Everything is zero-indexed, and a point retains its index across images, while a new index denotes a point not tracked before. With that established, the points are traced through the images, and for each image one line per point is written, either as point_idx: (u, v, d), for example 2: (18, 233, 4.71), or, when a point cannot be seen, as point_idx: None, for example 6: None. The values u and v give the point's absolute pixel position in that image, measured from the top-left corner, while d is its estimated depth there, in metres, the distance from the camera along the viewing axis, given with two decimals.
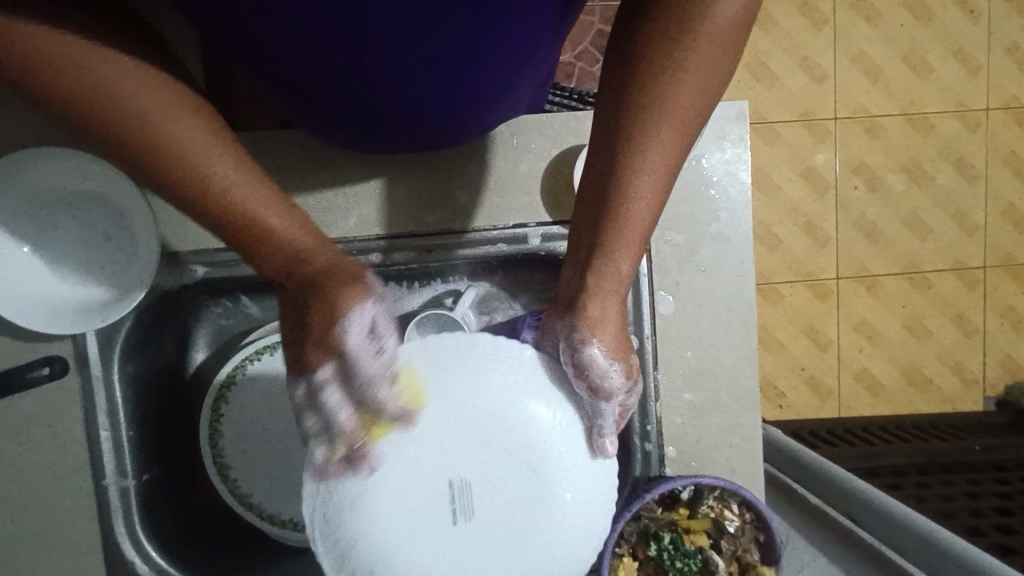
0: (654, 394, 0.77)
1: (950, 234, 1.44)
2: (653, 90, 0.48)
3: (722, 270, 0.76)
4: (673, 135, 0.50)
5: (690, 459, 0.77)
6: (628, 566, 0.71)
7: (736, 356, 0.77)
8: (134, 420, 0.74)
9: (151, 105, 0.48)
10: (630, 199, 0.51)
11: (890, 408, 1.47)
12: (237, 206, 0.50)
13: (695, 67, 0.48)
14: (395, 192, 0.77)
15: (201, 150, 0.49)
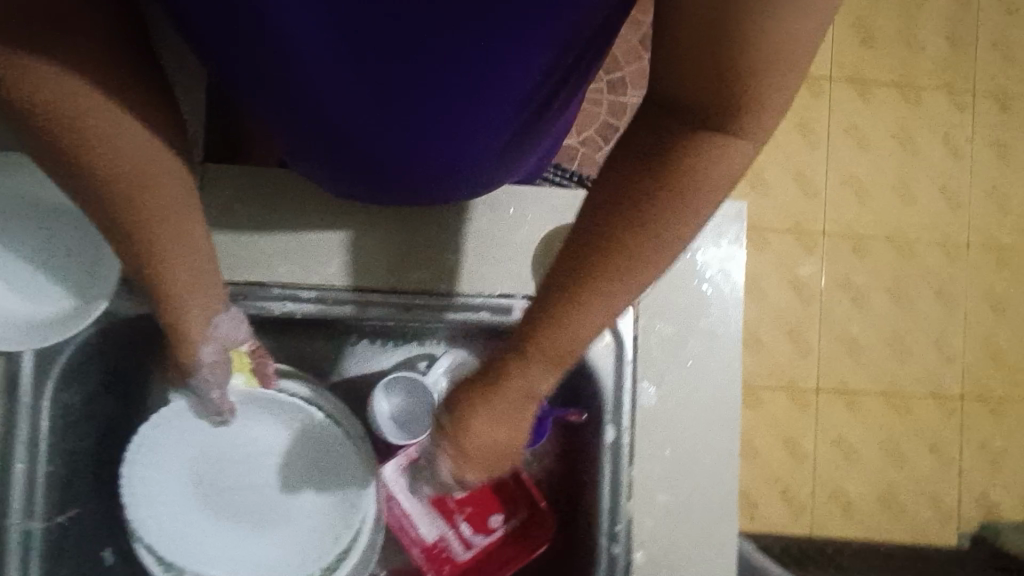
0: (626, 491, 0.72)
1: (930, 360, 1.44)
2: (607, 228, 0.48)
3: (709, 367, 0.73)
4: (598, 256, 0.48)
5: (658, 568, 0.71)
6: None
7: (717, 460, 0.73)
8: (55, 453, 0.68)
9: (153, 193, 0.50)
10: (558, 337, 0.51)
11: (865, 533, 1.40)
12: (165, 264, 0.53)
13: (654, 215, 0.47)
14: (382, 243, 0.75)
15: (176, 250, 0.53)
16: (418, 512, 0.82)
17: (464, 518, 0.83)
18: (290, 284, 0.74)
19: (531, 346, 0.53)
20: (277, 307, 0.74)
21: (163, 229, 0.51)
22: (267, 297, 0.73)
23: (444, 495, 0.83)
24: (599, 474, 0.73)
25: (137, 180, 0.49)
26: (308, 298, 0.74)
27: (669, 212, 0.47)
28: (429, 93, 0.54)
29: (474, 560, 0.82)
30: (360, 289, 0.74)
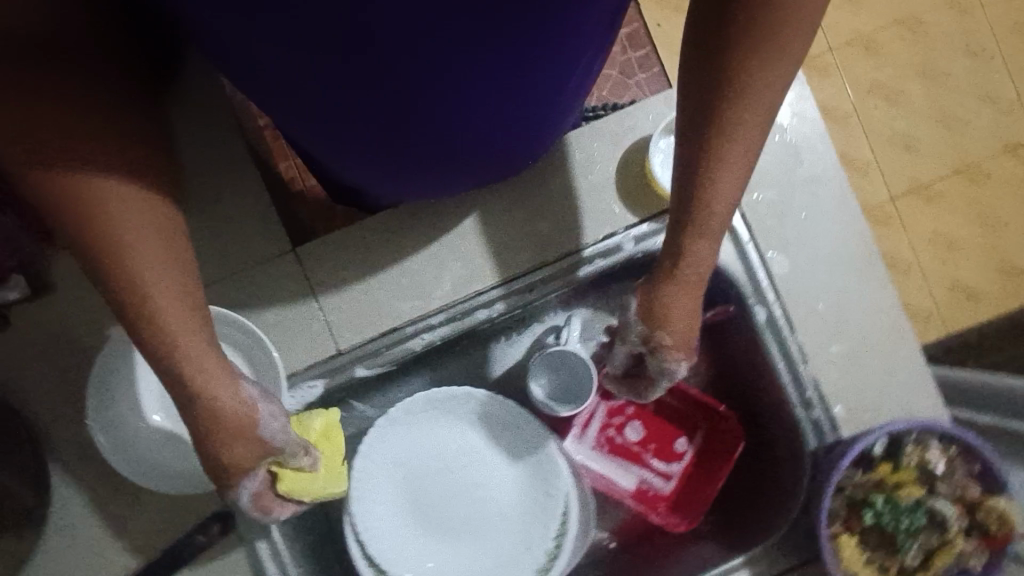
0: (800, 357, 0.72)
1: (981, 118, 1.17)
2: (755, 77, 0.45)
3: (824, 211, 0.72)
4: (755, 114, 0.46)
5: (865, 412, 0.71)
6: (849, 542, 0.63)
7: (870, 290, 0.72)
8: (303, 561, 0.67)
9: (154, 280, 0.45)
10: (689, 246, 0.54)
11: None
12: (178, 363, 0.47)
13: (782, 69, 0.45)
14: (471, 240, 0.70)
15: (198, 352, 0.48)
16: (610, 469, 0.85)
17: (653, 455, 0.85)
18: (416, 317, 0.69)
19: (691, 230, 0.53)
20: (417, 343, 0.70)
21: (177, 330, 0.47)
22: (405, 338, 0.69)
23: (625, 442, 0.86)
24: (768, 355, 0.73)
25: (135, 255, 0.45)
26: (440, 321, 0.70)
27: (757, 97, 0.46)
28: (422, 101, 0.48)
29: (679, 488, 0.83)
30: (468, 296, 0.70)
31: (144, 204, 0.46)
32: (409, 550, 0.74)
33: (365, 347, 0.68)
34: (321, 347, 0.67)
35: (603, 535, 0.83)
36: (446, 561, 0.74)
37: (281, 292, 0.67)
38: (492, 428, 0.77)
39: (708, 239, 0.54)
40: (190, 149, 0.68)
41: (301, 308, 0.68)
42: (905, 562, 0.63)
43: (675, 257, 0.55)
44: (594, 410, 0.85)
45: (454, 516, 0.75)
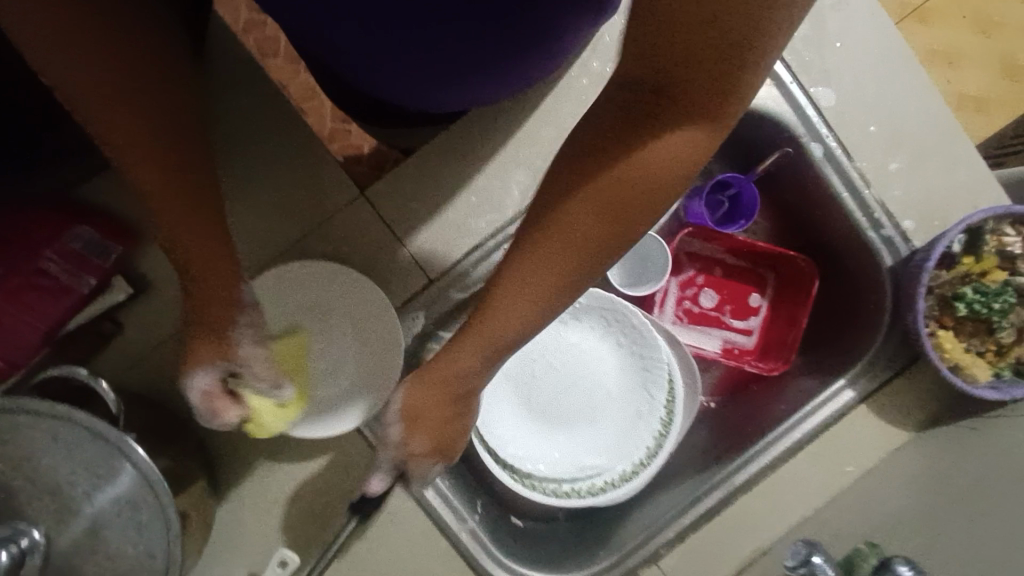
0: (861, 182, 0.74)
1: None
2: (605, 189, 0.37)
3: (858, 34, 0.72)
4: (593, 234, 0.38)
5: (933, 220, 0.73)
6: (947, 336, 0.68)
7: (918, 102, 0.73)
8: (443, 472, 0.74)
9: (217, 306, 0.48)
10: (499, 308, 0.42)
11: None
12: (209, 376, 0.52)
13: (606, 196, 0.37)
14: (528, 148, 0.71)
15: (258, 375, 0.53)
16: (694, 337, 0.90)
17: (731, 315, 0.90)
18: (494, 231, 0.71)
19: (483, 315, 0.43)
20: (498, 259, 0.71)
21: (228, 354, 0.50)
22: (486, 256, 0.70)
23: (703, 310, 0.91)
24: (831, 188, 0.74)
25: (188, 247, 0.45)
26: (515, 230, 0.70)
27: (599, 226, 0.38)
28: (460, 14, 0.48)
29: (761, 338, 0.89)
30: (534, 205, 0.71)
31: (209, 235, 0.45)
32: (534, 445, 0.79)
33: (453, 272, 0.70)
34: (413, 279, 0.70)
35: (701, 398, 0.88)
36: (567, 450, 0.79)
37: (362, 235, 0.69)
38: (589, 323, 0.81)
39: (474, 356, 0.45)
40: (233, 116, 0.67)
41: (384, 247, 0.69)
42: (1001, 341, 0.68)
43: (439, 368, 0.47)
44: (667, 288, 0.90)
45: (568, 409, 0.80)
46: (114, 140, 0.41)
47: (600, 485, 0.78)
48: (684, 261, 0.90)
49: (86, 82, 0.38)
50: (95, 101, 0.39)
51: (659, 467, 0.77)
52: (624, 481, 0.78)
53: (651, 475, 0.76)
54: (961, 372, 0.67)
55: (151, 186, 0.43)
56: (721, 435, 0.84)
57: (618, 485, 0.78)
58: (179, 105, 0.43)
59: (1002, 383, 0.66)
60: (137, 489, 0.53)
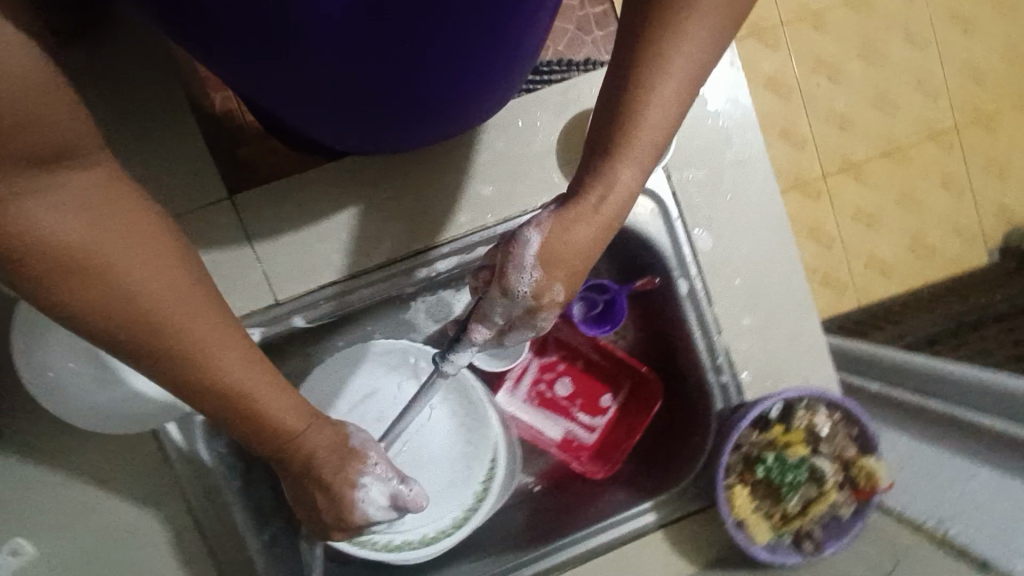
0: (714, 326, 0.78)
1: (875, 119, 1.51)
2: (617, 125, 0.54)
3: (747, 193, 0.77)
4: (627, 171, 0.55)
5: (768, 379, 0.78)
6: (742, 492, 0.72)
7: (782, 269, 0.78)
8: (235, 492, 0.72)
9: (200, 331, 0.45)
10: (648, 117, 0.53)
11: (904, 284, 1.54)
12: (229, 396, 0.48)
13: (652, 121, 0.53)
14: (413, 203, 0.72)
15: (251, 381, 0.48)
16: (539, 421, 0.91)
17: (580, 409, 0.92)
18: (358, 272, 0.72)
19: (621, 156, 0.54)
20: (356, 298, 0.73)
21: (263, 394, 0.49)
22: (343, 292, 0.72)
23: (554, 397, 0.93)
24: (687, 324, 0.78)
25: (227, 374, 0.47)
26: (381, 277, 0.72)
27: (636, 160, 0.55)
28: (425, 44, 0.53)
29: (601, 439, 0.91)
30: (413, 254, 0.73)
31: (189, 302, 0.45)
32: None
33: (304, 300, 0.71)
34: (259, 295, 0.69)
35: (529, 480, 0.89)
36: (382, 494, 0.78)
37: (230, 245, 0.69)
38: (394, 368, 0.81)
39: (637, 168, 0.55)
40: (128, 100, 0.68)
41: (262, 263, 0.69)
42: (787, 510, 0.72)
43: (606, 180, 0.55)
44: (526, 365, 0.92)
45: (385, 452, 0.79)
46: (144, 310, 0.43)
47: (397, 542, 0.77)
48: (550, 345, 0.92)
49: (124, 264, 0.42)
50: (130, 279, 0.42)
51: (456, 540, 0.76)
52: (421, 545, 0.77)
53: (446, 545, 0.76)
54: (744, 528, 0.71)
55: (195, 356, 0.45)
56: (533, 522, 0.84)
57: (414, 547, 0.76)
58: (144, 232, 0.44)
59: (777, 548, 0.71)
60: None
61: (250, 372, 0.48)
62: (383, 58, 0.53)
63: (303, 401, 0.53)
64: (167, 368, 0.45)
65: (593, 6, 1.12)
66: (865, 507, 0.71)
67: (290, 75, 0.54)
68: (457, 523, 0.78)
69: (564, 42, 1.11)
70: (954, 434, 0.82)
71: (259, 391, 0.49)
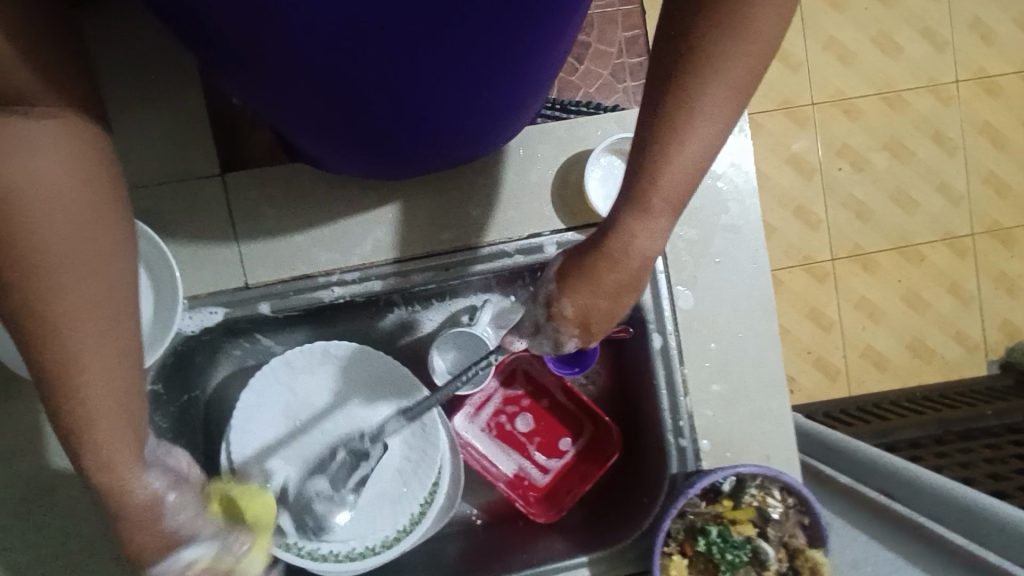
0: (682, 387, 0.76)
1: (892, 213, 1.51)
2: (672, 147, 0.50)
3: (736, 260, 0.76)
4: (679, 189, 0.52)
5: (727, 452, 0.76)
6: (678, 564, 0.69)
7: (760, 343, 0.77)
8: None
9: (79, 336, 0.47)
10: (667, 174, 0.51)
11: (898, 381, 1.51)
12: (67, 382, 0.48)
13: (706, 144, 0.50)
14: (400, 218, 0.74)
15: (104, 386, 0.49)
16: (493, 451, 0.90)
17: (536, 448, 0.91)
18: (334, 269, 0.73)
19: (636, 211, 0.53)
20: (326, 295, 0.73)
21: (76, 324, 0.47)
22: (315, 287, 0.72)
23: (514, 431, 0.91)
24: (654, 380, 0.77)
25: (81, 370, 0.48)
26: (356, 279, 0.73)
27: (687, 176, 0.52)
28: (439, 67, 0.55)
29: (553, 482, 0.89)
30: (396, 261, 0.74)
31: (77, 259, 0.46)
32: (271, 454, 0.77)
33: (275, 287, 0.72)
34: (232, 275, 0.71)
35: (471, 510, 0.88)
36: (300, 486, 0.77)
37: (222, 227, 0.71)
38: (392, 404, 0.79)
39: (660, 226, 0.54)
40: (149, 72, 0.71)
41: (247, 256, 0.72)
42: None
43: (646, 205, 0.52)
44: (490, 394, 0.91)
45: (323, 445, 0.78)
46: (35, 250, 0.44)
47: (323, 552, 0.75)
48: (518, 377, 0.91)
49: (36, 202, 0.44)
50: (36, 218, 0.44)
51: (379, 563, 0.75)
52: (346, 559, 0.75)
53: (369, 566, 0.74)
54: None
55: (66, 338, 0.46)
56: (468, 554, 0.82)
57: (339, 560, 0.75)
58: (77, 195, 0.47)
59: None
60: None
61: (115, 366, 0.49)
62: (413, 69, 0.54)
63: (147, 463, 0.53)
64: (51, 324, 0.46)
65: (629, 56, 1.14)
66: None
67: (290, 81, 0.55)
68: (387, 544, 0.77)
69: (596, 86, 1.12)
70: (914, 544, 0.79)
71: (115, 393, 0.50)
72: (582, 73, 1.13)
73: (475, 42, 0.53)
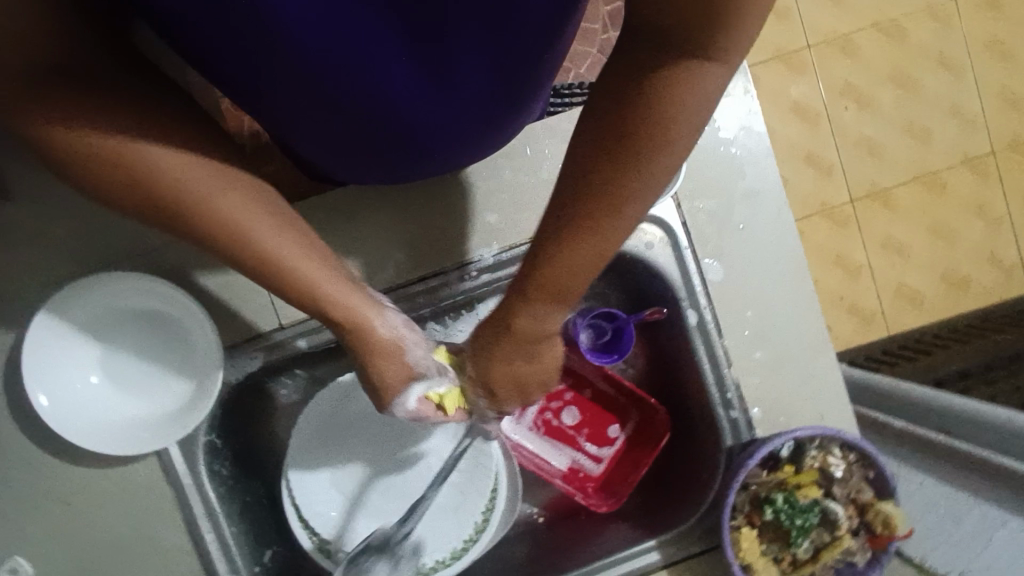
0: (724, 360, 0.76)
1: (907, 144, 1.47)
2: (574, 223, 0.50)
3: (760, 224, 0.75)
4: (575, 269, 0.52)
5: (779, 417, 0.75)
6: (749, 535, 0.68)
7: (796, 304, 0.76)
8: (233, 515, 0.71)
9: (260, 221, 0.52)
10: (565, 274, 0.52)
11: (936, 314, 1.48)
12: (295, 274, 0.54)
13: (602, 230, 0.50)
14: (421, 233, 0.71)
15: (306, 261, 0.54)
16: (544, 448, 0.91)
17: (586, 439, 0.91)
18: None
19: (535, 305, 0.55)
20: None
21: (245, 219, 0.50)
22: None
23: (561, 426, 0.92)
24: (695, 357, 0.76)
25: (280, 252, 0.53)
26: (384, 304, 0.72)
27: (581, 261, 0.52)
28: (440, 79, 0.54)
29: (608, 470, 0.89)
30: (421, 280, 0.71)
31: (179, 156, 0.48)
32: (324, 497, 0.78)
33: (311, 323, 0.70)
34: (265, 320, 0.70)
35: (532, 510, 0.88)
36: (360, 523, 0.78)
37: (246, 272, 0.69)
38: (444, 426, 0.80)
39: (553, 317, 0.57)
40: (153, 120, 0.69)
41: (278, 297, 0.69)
42: (796, 555, 0.69)
43: (547, 277, 0.53)
44: None
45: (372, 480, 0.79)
46: (157, 179, 0.48)
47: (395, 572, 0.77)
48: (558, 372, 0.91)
49: (123, 138, 0.47)
50: (138, 145, 0.47)
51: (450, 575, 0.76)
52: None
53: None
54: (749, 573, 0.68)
55: (254, 242, 0.51)
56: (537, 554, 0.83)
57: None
58: (136, 108, 0.48)
59: None
60: None
61: (305, 256, 0.54)
62: (413, 82, 0.54)
63: (369, 300, 0.59)
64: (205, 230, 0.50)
65: (615, 31, 1.12)
66: (882, 554, 0.68)
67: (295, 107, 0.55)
68: (455, 555, 0.78)
69: (586, 66, 1.11)
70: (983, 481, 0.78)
71: (317, 280, 0.55)
72: (570, 55, 1.11)
73: (479, 56, 0.52)
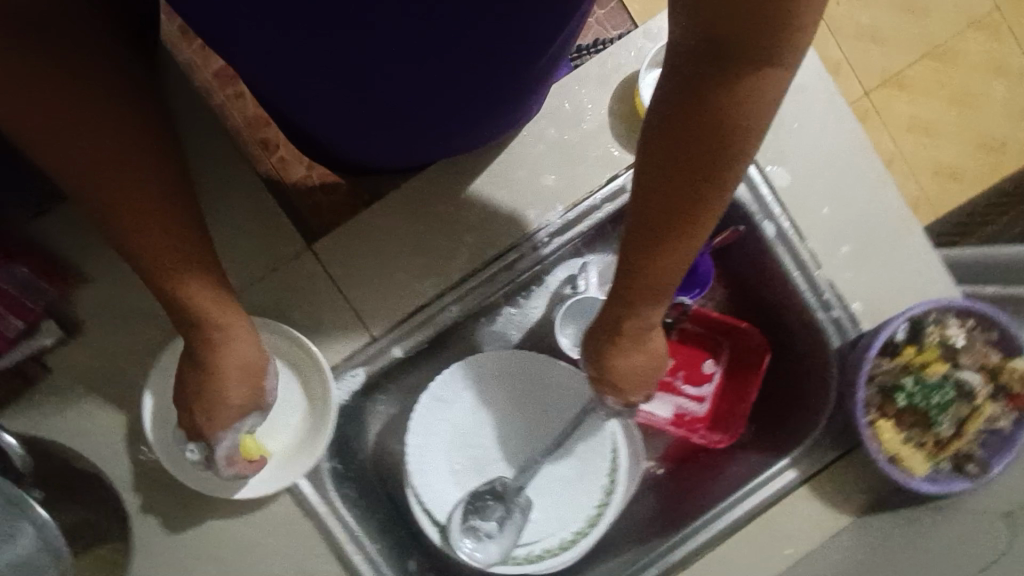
0: (813, 263, 0.74)
1: (908, 21, 1.43)
2: (657, 230, 0.52)
3: (814, 119, 0.74)
4: (667, 269, 0.54)
5: (882, 305, 0.74)
6: (886, 426, 0.68)
7: (870, 190, 0.74)
8: (372, 532, 0.71)
9: (196, 268, 0.54)
10: (661, 274, 0.54)
11: (981, 184, 1.43)
12: (183, 307, 0.54)
13: (690, 230, 0.51)
14: (485, 214, 0.70)
15: (203, 297, 0.55)
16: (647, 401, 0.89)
17: (683, 381, 0.90)
18: (446, 290, 0.69)
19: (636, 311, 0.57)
20: (447, 316, 0.70)
21: (182, 267, 0.53)
22: (435, 313, 0.69)
23: None
24: (782, 266, 0.75)
25: (187, 293, 0.54)
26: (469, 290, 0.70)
27: (676, 259, 0.53)
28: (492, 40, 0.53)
29: (713, 406, 0.88)
30: (497, 258, 0.70)
31: (163, 194, 0.51)
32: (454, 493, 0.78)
33: (401, 328, 0.69)
34: (356, 334, 0.68)
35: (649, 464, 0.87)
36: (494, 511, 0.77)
37: (325, 293, 0.68)
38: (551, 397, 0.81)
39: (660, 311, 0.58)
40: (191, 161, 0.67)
41: (363, 309, 0.68)
42: (940, 434, 0.69)
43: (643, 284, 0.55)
44: None
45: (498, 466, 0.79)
46: (103, 199, 0.49)
47: (539, 551, 0.77)
48: None
49: (84, 152, 0.48)
50: (106, 166, 0.48)
51: (593, 540, 0.76)
52: (561, 550, 0.77)
53: (588, 546, 0.75)
54: (897, 463, 0.68)
55: (169, 280, 0.53)
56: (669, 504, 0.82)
57: (554, 553, 0.77)
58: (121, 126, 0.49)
59: (939, 475, 0.67)
60: (39, 551, 0.52)
61: (202, 295, 0.55)
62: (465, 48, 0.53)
63: (251, 340, 0.59)
64: (179, 297, 0.54)
65: None
66: None
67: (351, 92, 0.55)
68: (592, 521, 0.78)
69: None
70: None
71: (220, 322, 0.56)
72: None
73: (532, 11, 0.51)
